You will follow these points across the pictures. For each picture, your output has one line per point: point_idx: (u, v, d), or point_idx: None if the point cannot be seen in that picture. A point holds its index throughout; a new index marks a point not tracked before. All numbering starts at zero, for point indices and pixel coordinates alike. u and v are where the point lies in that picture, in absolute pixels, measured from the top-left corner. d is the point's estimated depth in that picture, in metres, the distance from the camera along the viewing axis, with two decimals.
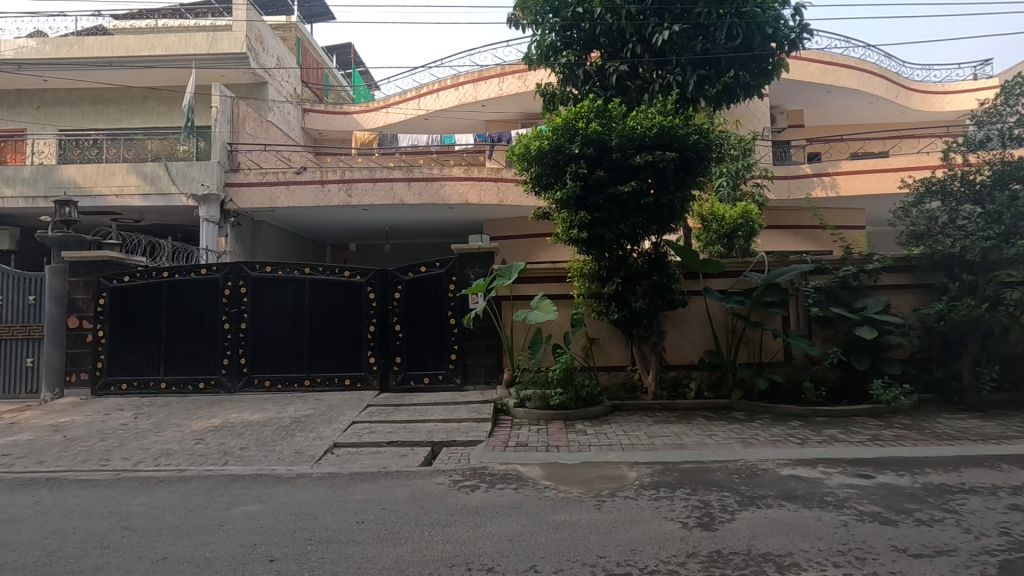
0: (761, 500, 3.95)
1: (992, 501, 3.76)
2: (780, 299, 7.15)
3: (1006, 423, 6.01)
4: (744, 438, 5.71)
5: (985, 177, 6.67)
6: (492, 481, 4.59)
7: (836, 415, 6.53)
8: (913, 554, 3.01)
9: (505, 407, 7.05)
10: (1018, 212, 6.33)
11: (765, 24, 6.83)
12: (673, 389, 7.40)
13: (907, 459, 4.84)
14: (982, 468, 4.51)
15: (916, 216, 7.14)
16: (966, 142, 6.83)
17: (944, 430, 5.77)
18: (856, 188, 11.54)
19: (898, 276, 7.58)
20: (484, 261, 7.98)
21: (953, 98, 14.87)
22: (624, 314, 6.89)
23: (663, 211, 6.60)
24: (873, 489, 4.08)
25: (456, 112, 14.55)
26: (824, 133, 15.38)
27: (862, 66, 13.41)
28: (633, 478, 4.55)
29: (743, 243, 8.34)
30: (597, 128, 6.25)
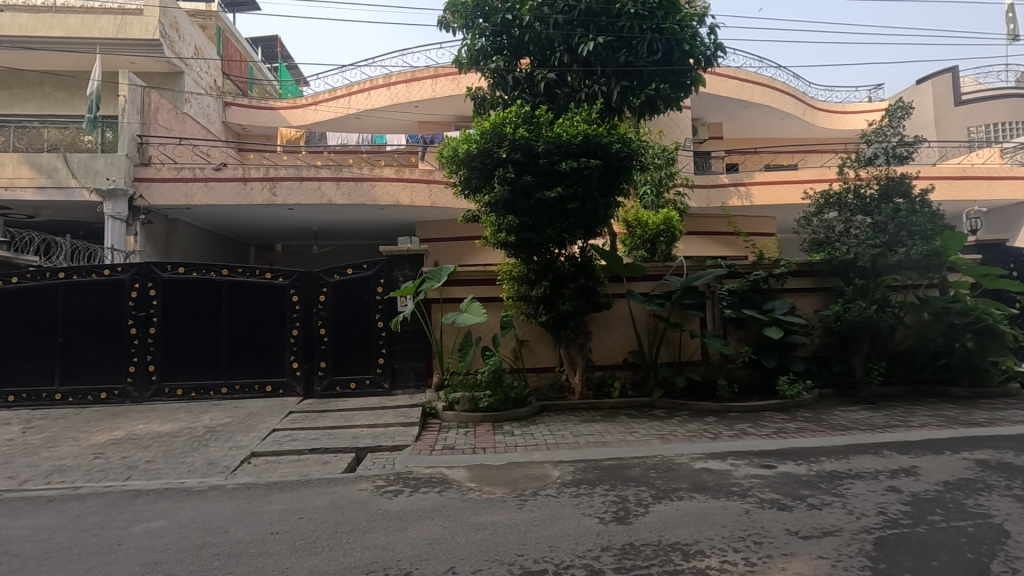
0: (674, 493, 4.15)
1: (874, 484, 4.15)
2: (697, 301, 7.55)
3: (892, 414, 6.64)
4: (663, 434, 5.98)
5: (873, 191, 7.33)
6: (416, 485, 4.55)
7: (747, 410, 6.96)
8: (803, 536, 3.27)
9: (433, 410, 7.01)
10: (900, 223, 7.00)
11: (683, 41, 7.18)
12: (599, 388, 7.64)
13: (805, 449, 5.25)
14: (868, 455, 4.96)
15: (817, 224, 7.71)
16: (858, 159, 7.47)
17: (839, 422, 6.29)
18: (768, 198, 12.48)
19: (802, 280, 8.24)
20: (414, 263, 7.91)
21: (852, 117, 16.32)
22: (552, 317, 7.05)
23: (588, 216, 6.77)
24: (774, 478, 4.39)
25: (389, 112, 14.34)
26: (741, 145, 16.40)
27: (774, 84, 14.40)
28: (556, 476, 4.65)
29: (665, 248, 8.72)
30: (524, 133, 6.33)
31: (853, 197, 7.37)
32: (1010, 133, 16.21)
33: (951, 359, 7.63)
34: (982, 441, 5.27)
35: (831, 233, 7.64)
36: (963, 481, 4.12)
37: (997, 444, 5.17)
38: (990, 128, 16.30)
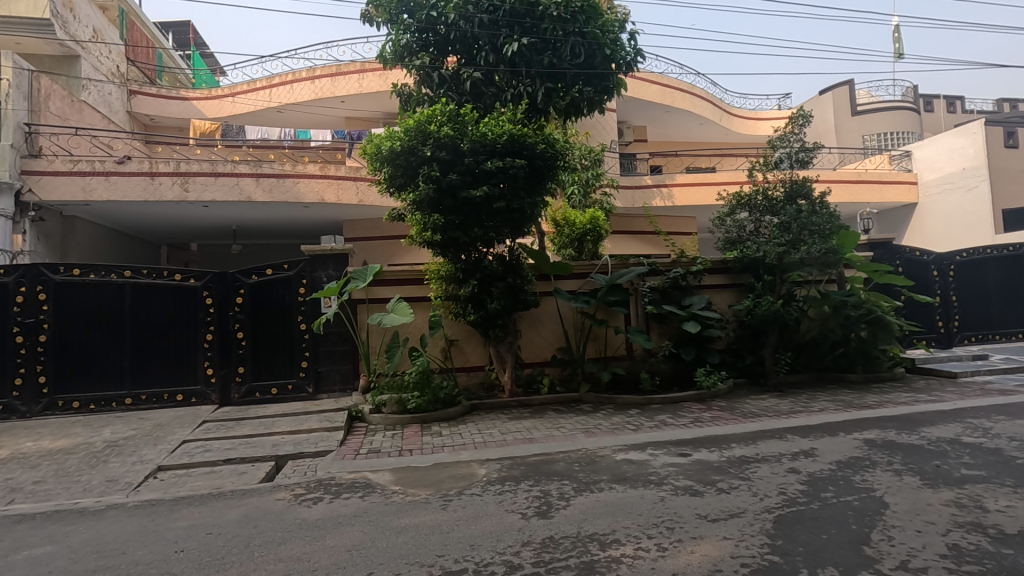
0: (595, 485, 4.27)
1: (777, 467, 4.46)
2: (621, 298, 7.79)
3: (796, 400, 7.16)
4: (588, 428, 6.14)
5: (779, 193, 7.84)
6: (338, 491, 4.43)
7: (667, 401, 7.28)
8: (711, 519, 3.46)
9: (360, 413, 6.84)
10: (802, 223, 7.54)
11: (605, 46, 7.36)
12: (528, 385, 7.74)
13: (718, 437, 5.56)
14: (773, 440, 5.32)
15: (730, 224, 8.20)
16: (765, 163, 7.95)
17: (750, 410, 6.71)
18: (687, 199, 13.19)
19: (717, 277, 8.71)
20: (338, 263, 7.67)
21: (763, 124, 17.51)
22: (480, 316, 7.05)
23: (515, 215, 6.80)
24: (688, 466, 4.62)
25: (313, 107, 13.83)
26: (664, 147, 17.13)
27: (694, 91, 15.13)
28: (482, 475, 4.67)
29: (592, 247, 8.92)
30: (449, 132, 6.32)
31: (762, 199, 7.87)
32: (898, 142, 17.87)
33: (848, 347, 8.33)
34: (871, 422, 5.78)
35: (742, 232, 8.14)
36: (853, 460, 4.51)
37: (883, 424, 5.69)
38: (881, 137, 17.91)
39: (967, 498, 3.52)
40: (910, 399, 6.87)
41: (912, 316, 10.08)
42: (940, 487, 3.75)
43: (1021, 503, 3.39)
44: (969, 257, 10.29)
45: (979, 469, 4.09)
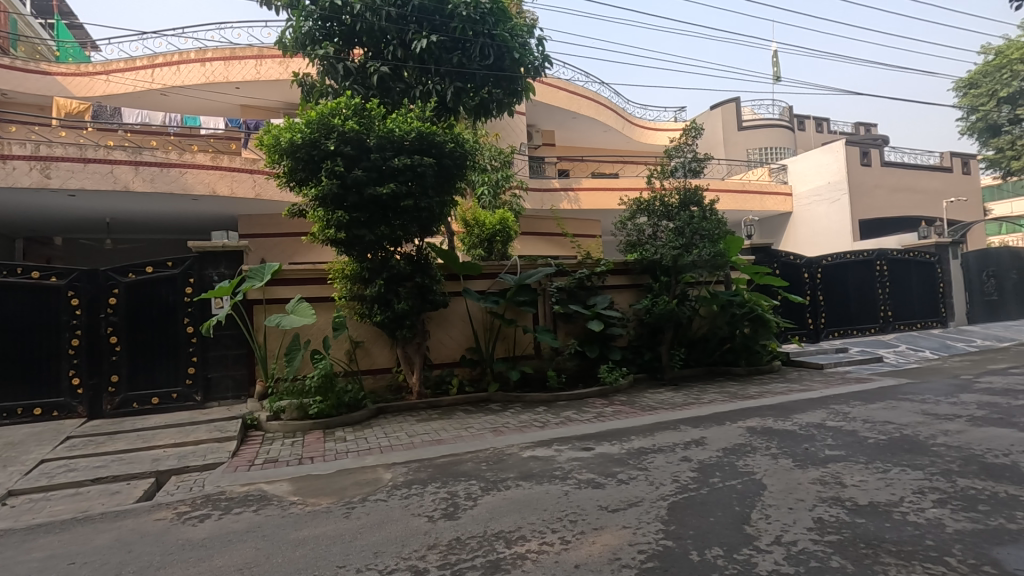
0: (502, 483, 4.31)
1: (671, 456, 4.76)
2: (529, 298, 7.94)
3: (689, 393, 7.69)
4: (496, 427, 6.19)
5: (675, 200, 8.37)
6: (228, 507, 4.11)
7: (573, 398, 7.53)
8: (611, 509, 3.61)
9: (255, 421, 6.42)
10: (694, 228, 8.12)
11: (514, 49, 7.44)
12: (437, 386, 7.66)
13: (619, 430, 5.82)
14: (668, 431, 5.67)
15: (631, 228, 8.63)
16: (663, 171, 8.46)
17: (648, 403, 7.10)
18: (593, 202, 13.72)
19: (620, 278, 9.14)
20: (231, 261, 7.14)
21: (660, 134, 18.63)
22: (387, 316, 6.87)
23: (423, 214, 6.70)
24: (591, 459, 4.79)
25: (203, 91, 12.76)
26: (570, 152, 17.71)
27: (599, 99, 15.75)
28: (387, 479, 4.54)
29: (501, 247, 9.00)
30: (354, 126, 6.11)
31: (659, 205, 8.36)
32: (776, 157, 19.76)
33: (734, 342, 9.09)
34: (752, 411, 6.34)
35: (642, 236, 8.59)
36: (737, 446, 4.91)
37: (762, 412, 6.25)
38: (762, 151, 19.70)
39: (830, 476, 3.95)
40: (785, 389, 7.62)
41: (787, 314, 11.18)
42: (808, 467, 4.18)
43: (871, 477, 3.87)
44: (833, 261, 11.58)
45: (839, 449, 4.62)
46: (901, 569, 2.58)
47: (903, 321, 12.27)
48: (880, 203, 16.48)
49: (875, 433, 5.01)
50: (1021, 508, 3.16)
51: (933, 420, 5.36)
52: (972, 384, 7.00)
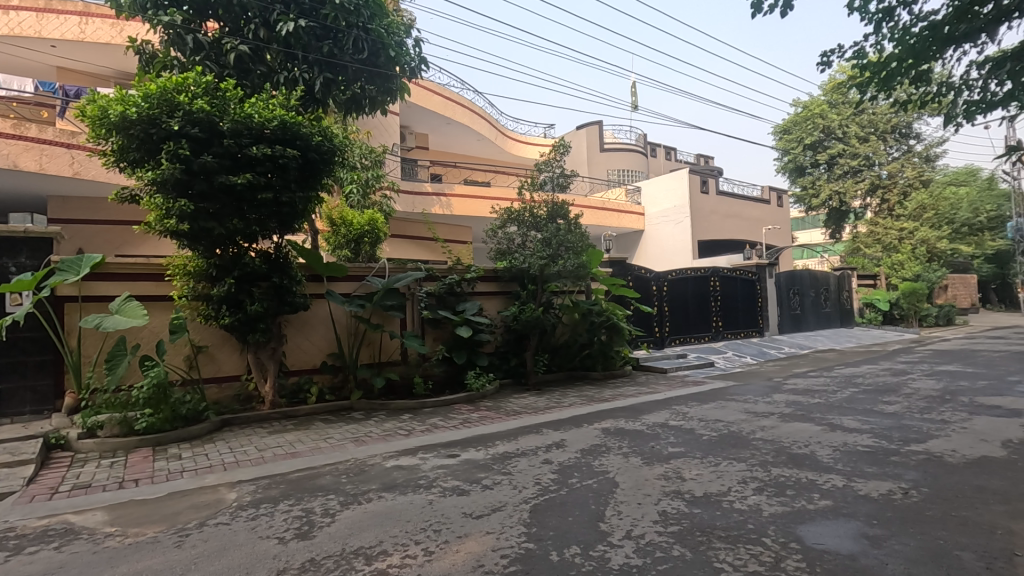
0: (363, 496, 4.10)
1: (534, 459, 4.90)
2: (397, 302, 7.72)
3: (551, 397, 8.01)
4: (358, 436, 5.90)
5: (543, 212, 8.70)
6: (19, 546, 3.40)
7: (439, 404, 7.46)
8: (476, 516, 3.61)
9: (63, 441, 5.44)
10: (560, 239, 8.52)
11: (389, 47, 7.16)
12: (293, 395, 7.13)
13: (484, 435, 5.87)
14: (531, 434, 5.85)
15: (501, 236, 8.80)
16: (533, 183, 8.77)
17: (513, 408, 7.27)
18: (464, 209, 13.99)
19: (489, 285, 9.28)
20: (36, 250, 6.04)
21: (530, 148, 19.38)
22: (238, 319, 6.25)
23: (284, 210, 6.20)
24: (456, 466, 4.77)
25: (6, 45, 10.67)
26: (444, 157, 17.71)
27: (473, 108, 15.97)
28: (231, 500, 4.09)
29: (369, 249, 8.66)
30: (205, 107, 5.47)
31: (529, 216, 8.63)
32: (630, 179, 21.68)
33: (592, 349, 9.67)
34: (607, 413, 6.79)
35: (512, 244, 8.78)
36: (593, 447, 5.22)
37: (615, 414, 6.72)
38: (620, 173, 21.47)
39: (672, 471, 4.35)
40: (635, 392, 8.28)
41: (638, 322, 12.19)
42: (654, 464, 4.56)
43: (705, 471, 4.33)
44: (677, 276, 12.90)
45: (680, 446, 5.12)
46: (728, 552, 2.91)
47: (731, 330, 14.03)
48: (715, 226, 18.74)
49: (708, 430, 5.64)
50: (818, 490, 3.74)
51: (753, 417, 6.18)
52: (781, 385, 8.21)
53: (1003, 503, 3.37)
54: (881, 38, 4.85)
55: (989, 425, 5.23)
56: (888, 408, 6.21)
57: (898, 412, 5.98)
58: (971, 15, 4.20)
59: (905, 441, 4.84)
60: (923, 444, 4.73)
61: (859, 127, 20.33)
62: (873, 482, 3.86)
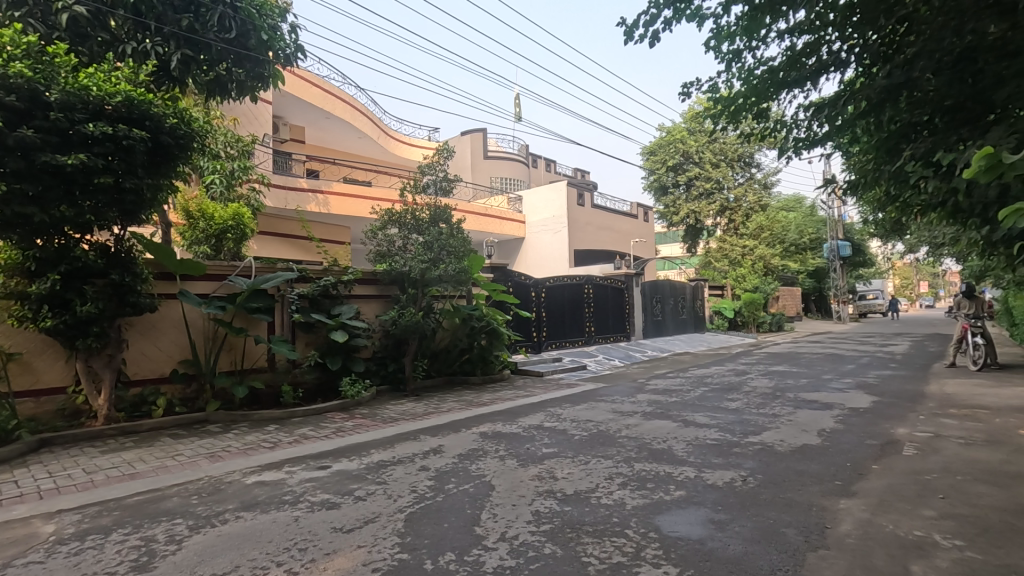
0: (217, 518, 3.72)
1: (410, 467, 4.79)
2: (265, 304, 7.15)
3: (430, 403, 7.91)
4: (213, 452, 5.35)
5: (425, 215, 8.58)
6: None
7: (309, 413, 7.03)
8: (346, 530, 3.44)
9: None
10: (442, 243, 8.46)
11: (261, 29, 6.47)
12: (135, 408, 6.29)
13: (358, 444, 5.63)
14: (407, 441, 5.72)
15: (381, 238, 8.55)
16: (415, 186, 8.62)
17: (390, 415, 7.06)
18: (342, 208, 13.42)
19: (366, 288, 8.94)
20: None
21: (413, 150, 19.16)
22: (64, 322, 5.41)
23: (127, 198, 5.47)
24: (326, 479, 4.50)
25: None
26: (321, 152, 16.86)
27: (355, 104, 15.40)
28: (48, 533, 3.49)
29: (233, 246, 7.96)
30: (24, 72, 4.64)
31: (410, 218, 8.47)
32: (512, 188, 22.27)
33: (472, 354, 9.73)
34: (485, 417, 6.86)
35: (392, 247, 8.57)
36: (470, 452, 5.23)
37: (493, 418, 6.81)
38: (502, 181, 21.97)
39: (545, 472, 4.50)
40: (513, 396, 8.47)
41: (517, 327, 12.49)
42: (528, 465, 4.69)
43: (576, 469, 4.53)
44: (554, 283, 13.44)
45: (553, 447, 5.32)
46: (595, 546, 3.06)
47: (602, 335, 14.93)
48: (590, 237, 19.88)
49: (580, 430, 5.93)
50: (673, 482, 4.09)
51: (619, 416, 6.61)
52: (644, 386, 8.88)
53: (818, 484, 3.94)
54: (731, 75, 5.46)
55: (808, 417, 6.09)
56: (732, 405, 6.99)
57: (739, 408, 6.76)
58: (799, 64, 4.87)
59: (744, 434, 5.47)
60: (759, 436, 5.38)
61: (712, 154, 22.77)
62: (719, 471, 4.31)
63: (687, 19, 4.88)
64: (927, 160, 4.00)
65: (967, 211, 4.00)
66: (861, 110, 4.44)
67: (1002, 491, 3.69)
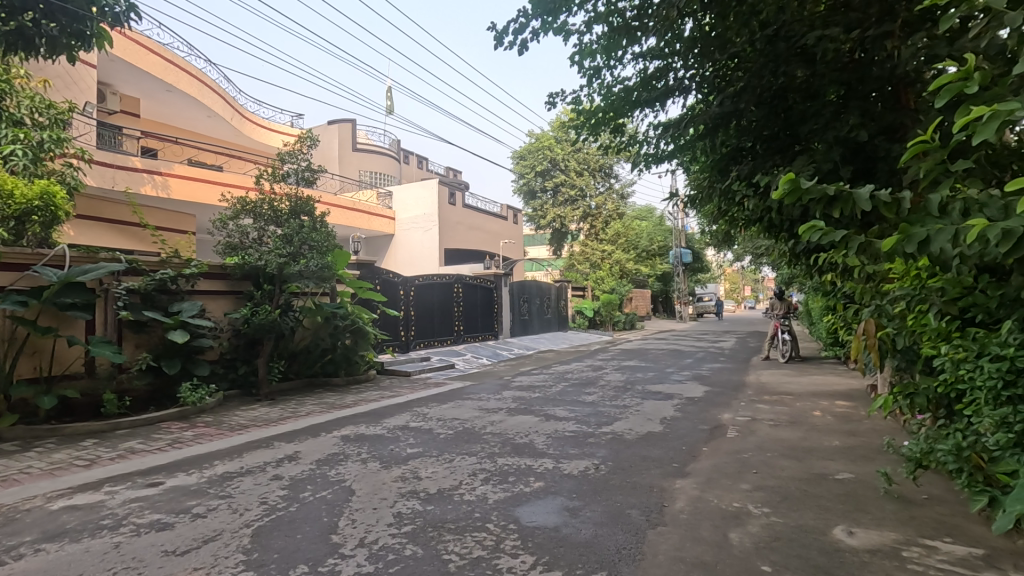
0: (8, 553, 3.11)
1: (260, 477, 4.43)
2: (82, 300, 6.14)
3: (286, 407, 7.38)
4: (6, 475, 4.48)
5: (284, 206, 8.01)
6: None
7: (139, 424, 6.19)
8: (179, 552, 3.07)
9: None
10: (303, 237, 7.93)
11: None
12: None
13: (199, 456, 5.08)
14: (259, 449, 5.28)
15: (232, 228, 7.85)
16: (273, 174, 8.00)
17: (238, 422, 6.46)
18: (185, 193, 12.02)
19: (213, 282, 8.00)
20: None
21: (273, 135, 17.83)
22: None
23: None
24: (158, 497, 3.99)
25: None
26: (161, 129, 14.92)
27: (204, 78, 13.87)
28: None
29: (39, 231, 6.70)
30: None
31: (267, 208, 7.86)
32: (382, 182, 21.62)
33: (335, 354, 9.24)
34: (347, 420, 6.58)
35: (244, 239, 7.92)
36: (329, 457, 4.97)
37: (356, 420, 6.54)
38: (372, 175, 21.22)
39: (409, 472, 4.43)
40: (378, 396, 8.22)
41: (384, 326, 12.14)
42: (391, 467, 4.57)
43: (440, 468, 4.52)
44: (423, 281, 13.30)
45: (418, 447, 5.25)
46: (456, 543, 3.08)
47: (471, 334, 15.08)
48: (460, 237, 19.97)
49: (446, 429, 5.92)
50: (533, 474, 4.26)
51: (484, 413, 6.73)
52: (509, 383, 9.15)
53: (659, 467, 4.36)
54: (592, 90, 5.83)
55: (653, 408, 6.71)
56: (589, 398, 7.46)
57: (595, 401, 7.24)
58: (650, 86, 5.36)
59: (598, 425, 5.88)
60: (611, 426, 5.81)
61: (577, 163, 24.15)
62: (575, 461, 4.57)
63: (554, 32, 5.11)
64: (749, 181, 4.62)
65: (778, 226, 4.67)
66: (699, 132, 5.01)
67: (799, 463, 4.39)
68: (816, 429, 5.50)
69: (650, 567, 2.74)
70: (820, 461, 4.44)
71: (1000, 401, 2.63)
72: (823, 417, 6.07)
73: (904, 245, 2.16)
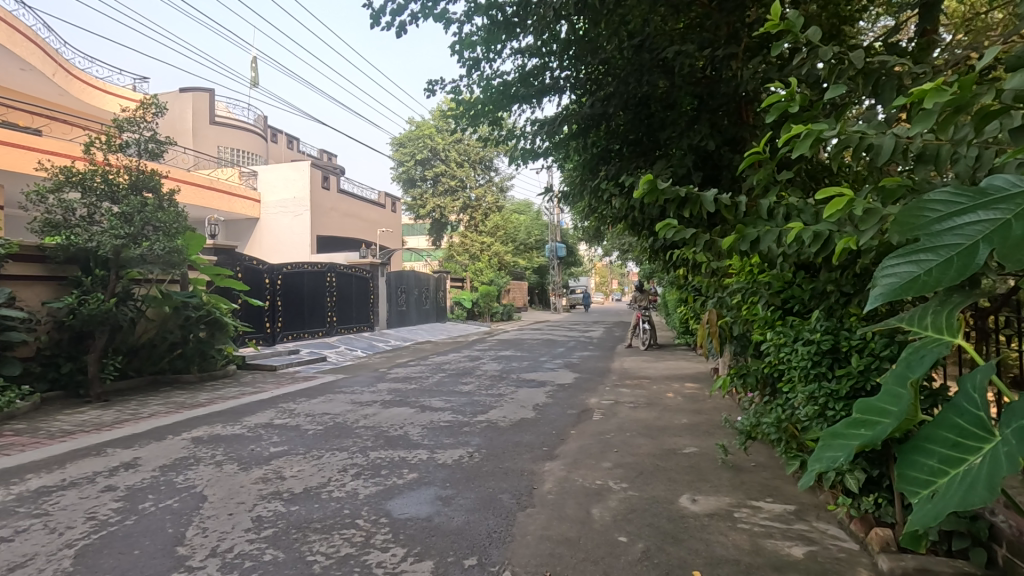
0: None
1: (87, 489, 3.86)
2: None
3: (124, 408, 6.53)
4: None
5: (123, 180, 6.99)
6: None
7: None
8: None
9: None
10: (146, 217, 6.98)
11: None
12: None
13: (5, 470, 4.29)
14: (88, 458, 4.60)
15: (52, 204, 6.67)
16: (107, 143, 6.93)
17: (60, 428, 5.57)
18: None
19: (26, 267, 6.78)
20: None
21: (107, 98, 15.51)
22: None
23: None
24: None
25: None
26: None
27: (16, 24, 11.65)
28: None
29: None
30: None
31: (99, 182, 6.80)
32: (245, 161, 19.85)
33: (186, 348, 8.34)
34: (200, 420, 5.97)
35: (69, 216, 6.78)
36: (177, 461, 4.48)
37: (210, 420, 5.96)
38: (233, 152, 19.35)
39: (271, 472, 4.14)
40: (238, 393, 7.57)
41: (246, 317, 11.19)
42: (251, 469, 4.24)
43: (307, 466, 4.28)
44: (292, 269, 12.44)
45: (281, 445, 4.92)
46: (322, 543, 2.94)
47: (344, 325, 14.44)
48: (334, 223, 18.97)
49: (314, 425, 5.62)
50: (406, 466, 4.21)
51: (357, 407, 6.49)
52: (384, 375, 8.92)
53: (530, 452, 4.53)
54: (471, 81, 5.83)
55: (527, 395, 6.95)
56: (465, 388, 7.52)
57: (471, 391, 7.32)
58: (528, 83, 5.50)
59: (473, 414, 5.94)
60: (486, 414, 5.91)
61: (457, 153, 24.16)
62: (449, 451, 4.58)
63: (433, 19, 5.02)
64: (616, 181, 4.95)
65: (640, 224, 5.05)
66: (573, 130, 5.26)
67: (653, 441, 4.82)
68: (668, 409, 6.08)
69: (519, 548, 2.84)
70: (670, 438, 4.91)
71: (808, 378, 3.02)
72: (674, 398, 6.71)
73: (740, 244, 2.45)
